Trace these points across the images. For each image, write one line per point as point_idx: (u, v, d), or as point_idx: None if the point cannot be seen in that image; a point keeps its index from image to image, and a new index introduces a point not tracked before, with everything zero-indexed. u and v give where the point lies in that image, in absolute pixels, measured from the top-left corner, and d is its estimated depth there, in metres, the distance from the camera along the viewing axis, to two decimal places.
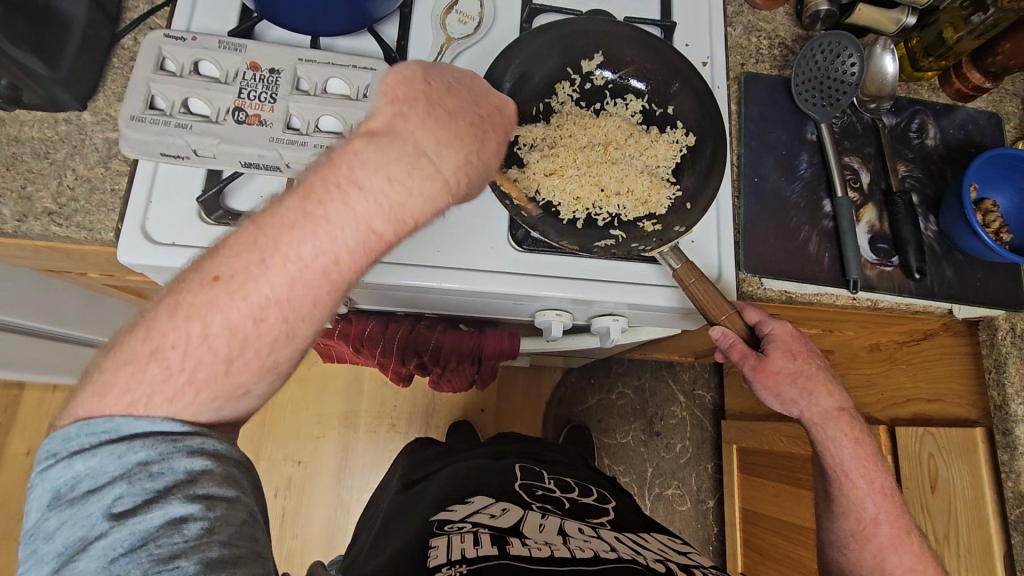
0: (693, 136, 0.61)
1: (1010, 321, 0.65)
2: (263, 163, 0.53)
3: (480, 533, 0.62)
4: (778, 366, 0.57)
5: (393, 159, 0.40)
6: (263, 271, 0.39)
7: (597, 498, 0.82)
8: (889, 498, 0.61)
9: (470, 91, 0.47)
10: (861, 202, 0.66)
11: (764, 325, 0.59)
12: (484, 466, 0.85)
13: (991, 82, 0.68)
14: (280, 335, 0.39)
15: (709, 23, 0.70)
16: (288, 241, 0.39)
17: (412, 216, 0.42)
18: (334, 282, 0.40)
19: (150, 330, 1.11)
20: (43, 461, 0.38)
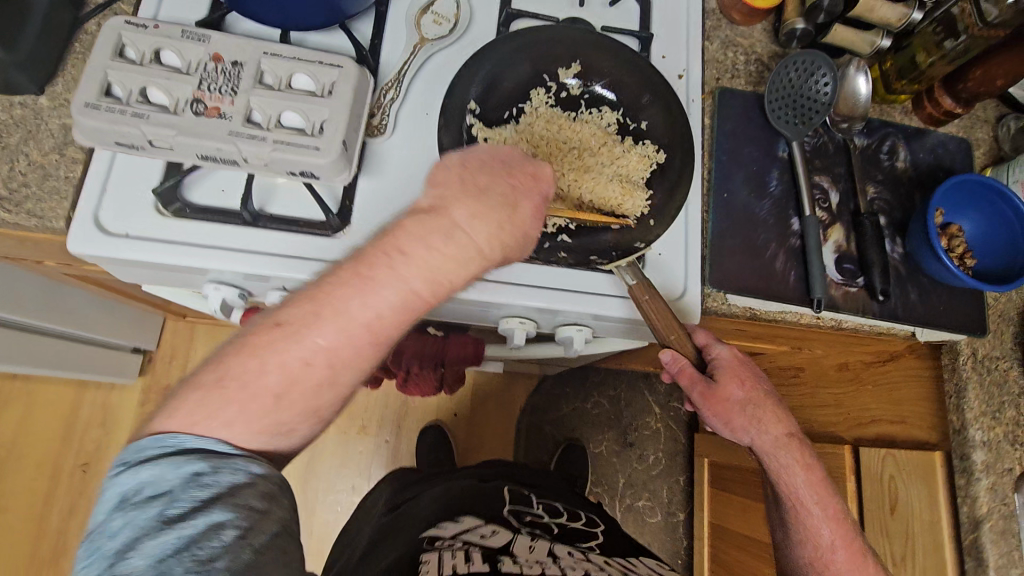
0: (664, 152, 0.60)
1: (970, 347, 0.66)
2: (221, 157, 0.52)
3: (470, 551, 0.62)
4: (727, 392, 0.58)
5: (430, 233, 0.47)
6: (318, 320, 0.45)
7: (586, 522, 0.81)
8: (844, 524, 0.60)
9: (503, 162, 0.52)
10: (829, 221, 0.66)
11: (711, 348, 0.59)
12: (467, 488, 0.83)
13: (961, 107, 0.69)
14: (279, 364, 0.44)
15: (686, 38, 0.71)
16: (339, 297, 0.45)
17: (448, 278, 0.47)
18: (346, 327, 0.45)
19: (117, 320, 1.10)
20: (116, 469, 0.41)
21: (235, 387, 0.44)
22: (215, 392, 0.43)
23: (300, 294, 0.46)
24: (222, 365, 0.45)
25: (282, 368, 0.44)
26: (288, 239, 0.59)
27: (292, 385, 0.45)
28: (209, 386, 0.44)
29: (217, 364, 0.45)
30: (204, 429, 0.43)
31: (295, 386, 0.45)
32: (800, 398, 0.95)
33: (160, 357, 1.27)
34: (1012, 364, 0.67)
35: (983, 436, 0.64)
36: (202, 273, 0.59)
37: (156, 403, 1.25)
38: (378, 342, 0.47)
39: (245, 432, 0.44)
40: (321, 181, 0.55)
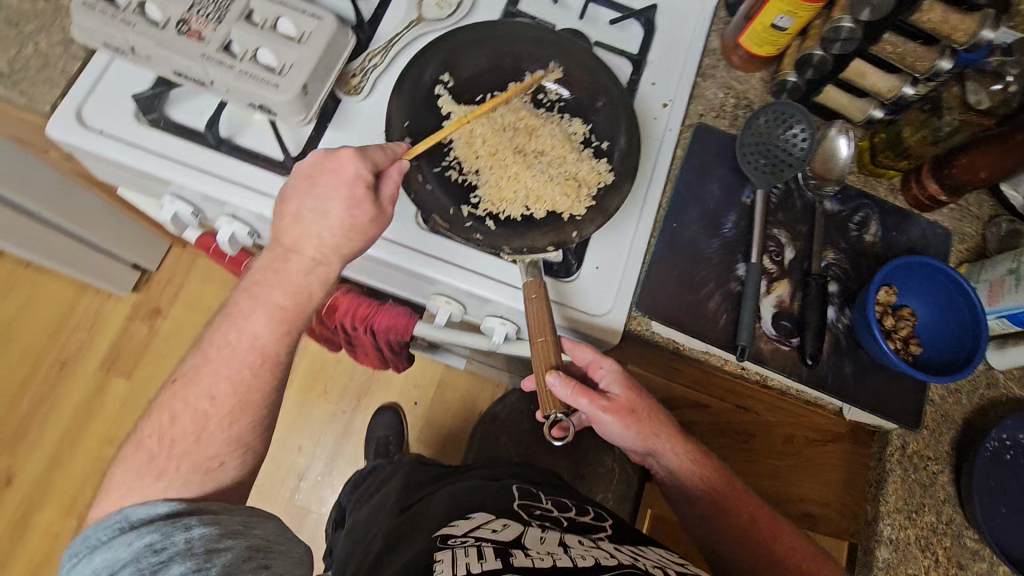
0: (613, 173, 0.60)
1: (902, 439, 0.63)
2: (192, 76, 0.56)
3: (482, 547, 0.57)
4: (623, 396, 0.61)
5: (271, 266, 0.54)
6: (209, 355, 0.54)
7: (595, 515, 0.72)
8: (761, 507, 0.62)
9: (311, 173, 0.54)
10: (776, 275, 0.64)
11: (593, 363, 0.61)
12: (474, 490, 0.74)
13: (946, 195, 0.66)
14: (195, 398, 0.53)
15: (679, 70, 0.71)
16: (224, 327, 0.54)
17: (306, 290, 0.55)
18: (233, 351, 0.54)
19: (121, 234, 1.16)
20: (69, 560, 0.49)
21: (181, 408, 0.53)
22: (157, 414, 0.53)
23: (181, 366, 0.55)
24: (167, 404, 0.54)
25: (196, 405, 0.53)
26: (243, 168, 0.62)
27: (236, 388, 0.54)
28: (163, 424, 0.53)
29: (161, 407, 0.54)
30: (168, 482, 0.51)
31: (210, 415, 0.53)
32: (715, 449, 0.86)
33: (156, 280, 1.34)
34: (943, 468, 0.62)
35: (892, 534, 0.60)
36: (163, 183, 0.63)
37: (141, 321, 1.31)
38: (268, 356, 0.54)
39: (175, 481, 0.52)
40: (279, 120, 0.58)
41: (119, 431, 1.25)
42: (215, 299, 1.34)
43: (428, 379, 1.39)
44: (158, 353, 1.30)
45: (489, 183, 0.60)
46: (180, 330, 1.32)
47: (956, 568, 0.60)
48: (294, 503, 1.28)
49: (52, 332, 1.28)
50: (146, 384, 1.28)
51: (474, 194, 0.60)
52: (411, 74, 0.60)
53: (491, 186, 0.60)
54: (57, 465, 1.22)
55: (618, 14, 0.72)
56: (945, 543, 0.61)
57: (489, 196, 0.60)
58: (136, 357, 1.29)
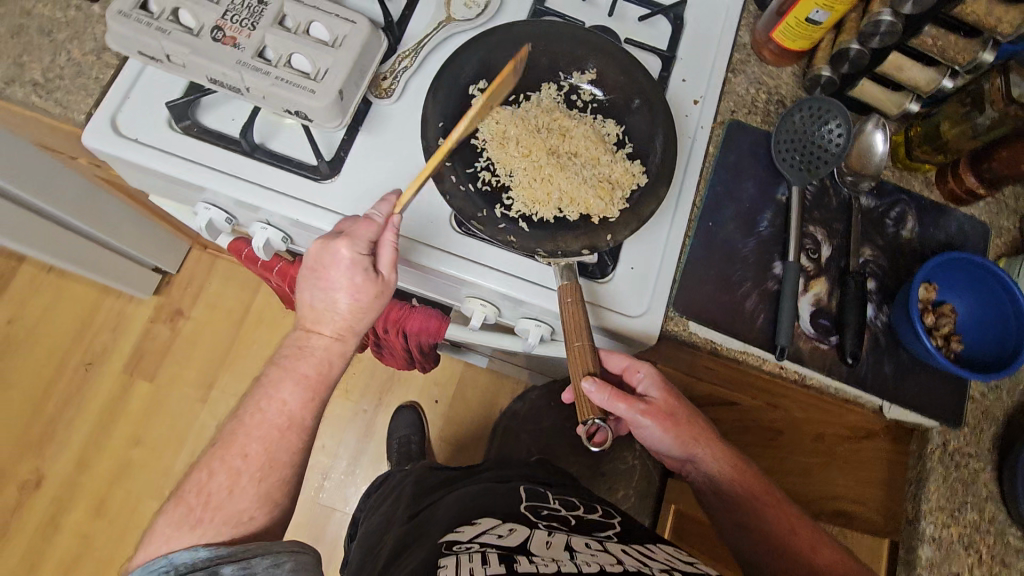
0: (646, 175, 0.60)
1: (943, 437, 0.62)
2: (226, 82, 0.56)
3: (488, 553, 0.55)
4: (664, 402, 0.61)
5: (296, 353, 0.57)
6: (239, 431, 0.55)
7: (604, 514, 0.71)
8: (800, 519, 0.61)
9: (311, 267, 0.56)
10: (813, 273, 0.63)
11: (633, 369, 0.62)
12: (481, 494, 0.74)
13: (984, 189, 0.66)
14: (226, 465, 0.53)
15: (710, 66, 0.71)
16: (250, 412, 0.55)
17: (329, 358, 0.58)
18: (265, 422, 0.55)
19: (143, 238, 1.17)
20: None
21: (217, 466, 0.53)
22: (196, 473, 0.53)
23: (220, 428, 0.56)
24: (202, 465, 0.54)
25: (229, 468, 0.53)
26: (277, 174, 0.61)
27: (269, 452, 0.54)
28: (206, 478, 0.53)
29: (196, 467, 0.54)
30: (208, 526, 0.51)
31: (240, 476, 0.53)
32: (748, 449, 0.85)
33: (176, 282, 1.34)
34: (985, 466, 0.62)
35: (934, 532, 0.59)
36: (197, 190, 0.62)
37: (163, 323, 1.32)
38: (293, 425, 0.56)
39: (210, 531, 0.51)
40: (313, 125, 0.58)
41: (144, 433, 1.26)
42: (235, 300, 1.35)
43: (448, 378, 1.39)
44: (181, 356, 1.31)
45: (522, 184, 0.60)
46: (201, 332, 1.32)
47: (999, 566, 0.60)
48: (319, 502, 1.28)
49: (76, 336, 1.29)
50: (170, 386, 1.29)
51: (507, 195, 0.60)
52: (446, 76, 0.59)
53: (523, 189, 0.60)
54: (84, 468, 1.24)
55: (647, 10, 0.71)
56: (988, 541, 0.60)
57: (521, 197, 0.59)
58: (159, 359, 1.30)
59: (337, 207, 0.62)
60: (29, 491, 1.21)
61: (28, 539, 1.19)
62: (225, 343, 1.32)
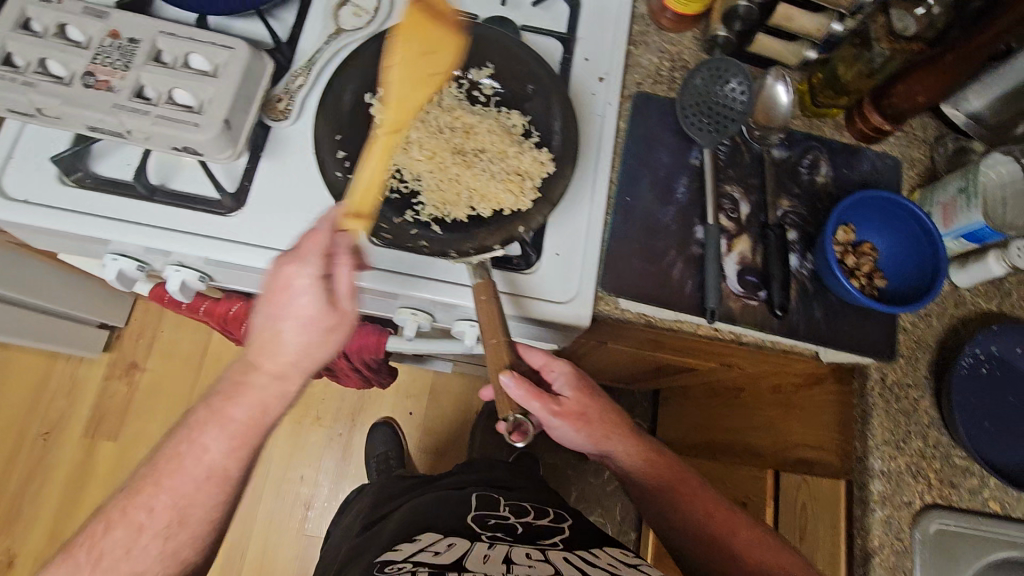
0: (554, 163, 0.59)
1: (880, 371, 0.63)
2: (108, 128, 0.54)
3: (419, 573, 0.54)
4: (578, 401, 0.64)
5: (257, 387, 0.54)
6: (156, 488, 0.53)
7: (553, 517, 0.74)
8: (714, 501, 0.66)
9: (270, 289, 0.51)
10: (735, 232, 0.64)
11: (550, 368, 0.63)
12: (425, 508, 0.74)
13: (889, 125, 0.67)
14: (132, 521, 0.52)
15: (610, 42, 0.70)
16: (167, 475, 0.54)
17: (275, 402, 0.55)
18: (198, 475, 0.54)
19: (85, 297, 1.14)
20: None
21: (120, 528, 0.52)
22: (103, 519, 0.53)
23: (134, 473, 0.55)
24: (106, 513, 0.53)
25: (135, 523, 0.52)
26: (181, 214, 0.60)
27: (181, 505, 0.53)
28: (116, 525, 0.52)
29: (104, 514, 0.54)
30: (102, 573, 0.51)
31: (147, 528, 0.53)
32: (741, 413, 0.89)
33: (128, 333, 1.31)
34: (923, 393, 0.64)
35: (883, 466, 0.61)
36: (103, 243, 0.61)
37: (119, 379, 1.29)
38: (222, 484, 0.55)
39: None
40: (206, 158, 0.56)
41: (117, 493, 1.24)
42: (192, 342, 1.32)
43: (420, 386, 1.39)
44: (143, 407, 1.28)
45: (430, 187, 0.60)
46: (161, 381, 1.30)
47: (948, 488, 0.61)
48: (307, 530, 1.27)
49: (31, 404, 1.26)
50: (136, 440, 1.26)
51: (416, 201, 0.60)
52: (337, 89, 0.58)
53: (433, 192, 0.60)
54: (60, 537, 1.21)
55: None
56: (935, 466, 0.62)
57: (431, 200, 0.59)
58: (121, 415, 1.27)
59: (249, 239, 0.60)
60: (6, 570, 1.18)
61: None
62: (187, 388, 1.30)
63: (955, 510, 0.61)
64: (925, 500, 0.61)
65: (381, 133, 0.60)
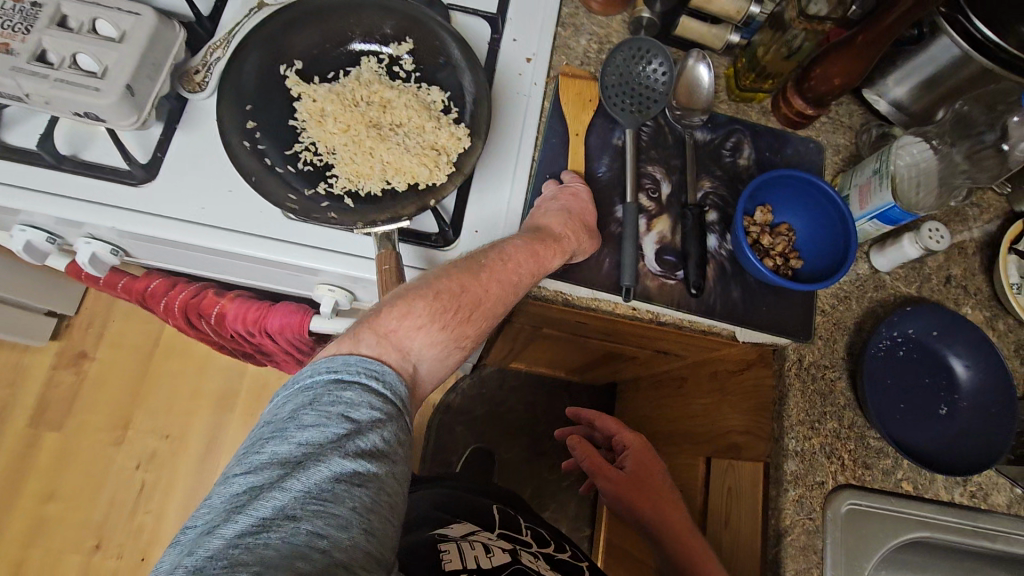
0: (470, 138, 0.60)
1: (798, 352, 0.63)
2: (5, 92, 0.53)
3: (490, 546, 0.63)
4: (636, 471, 0.75)
5: (494, 284, 0.54)
6: (416, 324, 0.48)
7: (572, 555, 0.73)
8: None
9: (538, 237, 0.57)
10: (654, 212, 0.64)
11: (625, 441, 0.80)
12: (446, 506, 0.73)
13: (812, 108, 0.68)
14: (399, 336, 0.47)
15: (538, 24, 0.71)
16: (416, 308, 0.49)
17: (478, 321, 0.54)
18: (396, 338, 0.47)
19: (30, 282, 1.12)
20: (318, 374, 0.42)
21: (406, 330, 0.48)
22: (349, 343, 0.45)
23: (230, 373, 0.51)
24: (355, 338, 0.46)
25: (389, 336, 0.47)
26: (89, 183, 0.59)
27: (422, 325, 0.49)
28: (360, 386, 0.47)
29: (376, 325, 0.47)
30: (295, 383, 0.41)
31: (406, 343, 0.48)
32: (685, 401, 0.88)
33: (78, 322, 1.29)
34: (840, 374, 0.64)
35: (797, 446, 0.61)
36: (10, 213, 0.59)
37: (67, 368, 1.27)
38: None
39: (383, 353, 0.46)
40: (111, 125, 0.56)
41: (59, 484, 1.20)
42: (144, 331, 1.30)
43: None
44: (91, 396, 1.26)
45: (345, 160, 0.59)
46: (110, 371, 1.27)
47: (862, 469, 0.61)
48: None
49: None
50: (81, 431, 1.23)
51: (330, 173, 0.60)
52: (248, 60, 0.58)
53: (346, 165, 0.59)
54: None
55: None
56: (849, 447, 0.62)
57: (345, 172, 0.59)
58: (67, 405, 1.25)
59: (160, 211, 0.59)
60: None
61: None
62: (136, 378, 1.27)
63: (867, 490, 0.61)
64: (838, 480, 0.61)
65: (297, 105, 0.60)
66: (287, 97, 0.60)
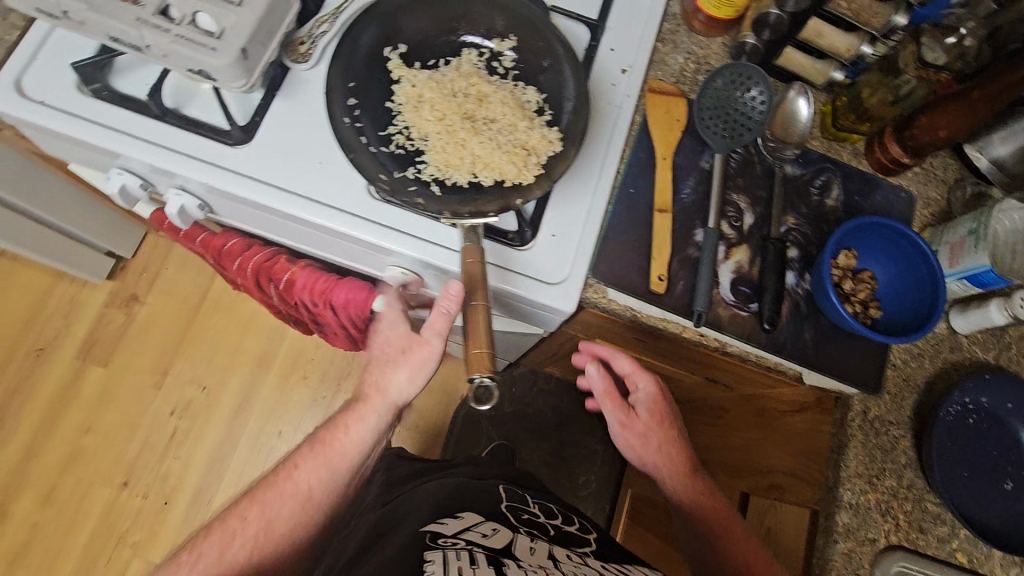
0: (562, 142, 0.59)
1: (863, 404, 0.62)
2: (127, 41, 0.54)
3: (475, 553, 0.55)
4: (643, 422, 0.68)
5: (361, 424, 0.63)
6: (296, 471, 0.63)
7: (579, 527, 0.72)
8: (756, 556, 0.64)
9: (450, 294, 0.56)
10: (735, 240, 0.63)
11: (635, 379, 0.69)
12: (461, 493, 0.69)
13: (909, 158, 0.65)
14: (291, 486, 0.63)
15: (638, 36, 0.70)
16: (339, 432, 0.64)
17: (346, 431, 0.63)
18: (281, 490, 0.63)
19: (94, 220, 1.16)
20: None
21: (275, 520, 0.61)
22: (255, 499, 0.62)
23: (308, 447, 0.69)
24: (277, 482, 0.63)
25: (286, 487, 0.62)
26: (190, 139, 0.60)
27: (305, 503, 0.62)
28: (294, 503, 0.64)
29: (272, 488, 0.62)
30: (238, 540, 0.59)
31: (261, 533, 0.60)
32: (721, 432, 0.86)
33: (133, 267, 1.33)
34: (904, 433, 0.62)
35: (853, 498, 0.59)
36: (111, 156, 0.61)
37: (117, 309, 1.31)
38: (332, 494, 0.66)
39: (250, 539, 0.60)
40: (220, 86, 0.57)
41: (97, 420, 1.25)
42: (193, 285, 1.34)
43: None
44: (136, 340, 1.30)
45: (436, 148, 0.60)
46: (157, 318, 1.31)
47: (916, 533, 0.59)
48: None
49: (29, 320, 1.28)
50: (124, 372, 1.28)
51: (420, 159, 0.60)
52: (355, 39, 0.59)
53: (438, 152, 0.59)
54: (35, 454, 1.23)
55: None
56: (905, 508, 0.60)
57: (435, 161, 0.59)
58: (113, 345, 1.29)
59: (253, 173, 0.61)
60: None
61: None
62: (181, 329, 1.31)
63: (919, 556, 0.59)
64: (890, 540, 0.59)
65: (396, 88, 0.61)
66: (386, 80, 0.61)
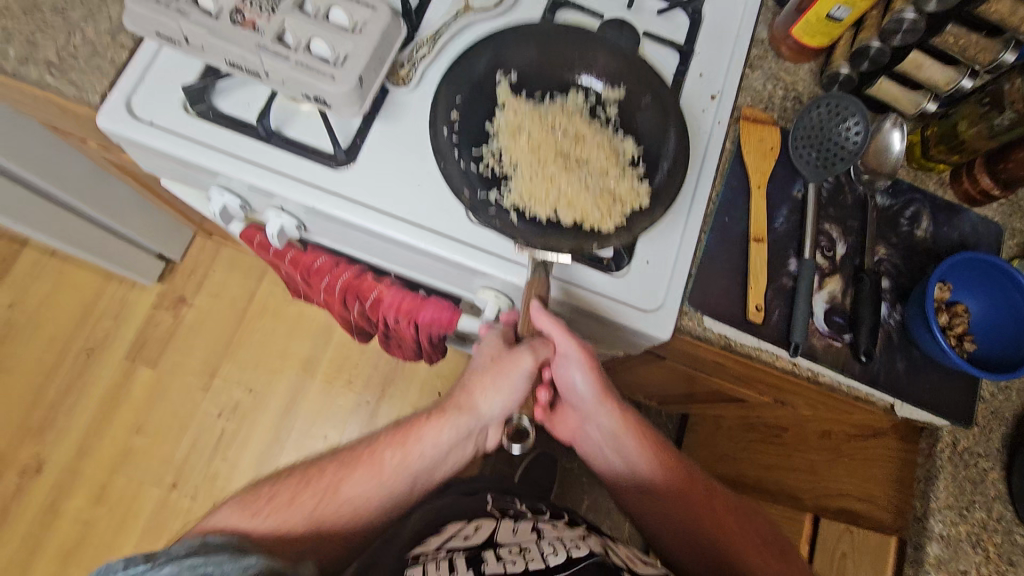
0: (650, 200, 0.60)
1: (953, 436, 0.62)
2: (246, 67, 0.55)
3: (456, 557, 0.59)
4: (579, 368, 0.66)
5: (432, 434, 0.64)
6: (344, 477, 0.63)
7: (569, 520, 0.75)
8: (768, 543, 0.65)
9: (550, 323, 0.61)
10: (828, 270, 0.63)
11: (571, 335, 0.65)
12: (453, 509, 0.73)
13: (1000, 190, 0.66)
14: (326, 492, 0.62)
15: (727, 61, 0.69)
16: (389, 447, 0.65)
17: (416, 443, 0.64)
18: (325, 489, 0.62)
19: (148, 224, 1.17)
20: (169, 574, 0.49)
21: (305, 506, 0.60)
22: (292, 491, 0.61)
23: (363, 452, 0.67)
24: (302, 490, 0.61)
25: (318, 495, 0.61)
26: (294, 161, 0.61)
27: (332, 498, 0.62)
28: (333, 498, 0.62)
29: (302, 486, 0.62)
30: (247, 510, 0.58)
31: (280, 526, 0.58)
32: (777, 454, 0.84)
33: (180, 269, 1.34)
34: (993, 465, 0.63)
35: (943, 529, 0.60)
36: (214, 175, 0.62)
37: (166, 310, 1.32)
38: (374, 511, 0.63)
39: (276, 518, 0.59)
40: (332, 111, 0.57)
41: (147, 420, 1.27)
42: (239, 287, 1.34)
43: (451, 368, 1.34)
44: (184, 342, 1.31)
45: (522, 176, 0.60)
46: (204, 320, 1.32)
47: (1007, 565, 0.60)
48: None
49: (80, 320, 1.30)
50: (173, 372, 1.29)
51: (505, 183, 0.60)
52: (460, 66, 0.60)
53: (523, 180, 0.60)
54: (88, 451, 1.24)
55: (665, 4, 0.71)
56: (995, 539, 0.61)
57: (517, 188, 0.59)
58: (162, 346, 1.30)
59: (352, 195, 0.61)
60: (32, 475, 1.22)
61: (29, 522, 1.20)
62: (228, 331, 1.32)
63: None
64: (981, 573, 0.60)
65: (498, 111, 0.62)
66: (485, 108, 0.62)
